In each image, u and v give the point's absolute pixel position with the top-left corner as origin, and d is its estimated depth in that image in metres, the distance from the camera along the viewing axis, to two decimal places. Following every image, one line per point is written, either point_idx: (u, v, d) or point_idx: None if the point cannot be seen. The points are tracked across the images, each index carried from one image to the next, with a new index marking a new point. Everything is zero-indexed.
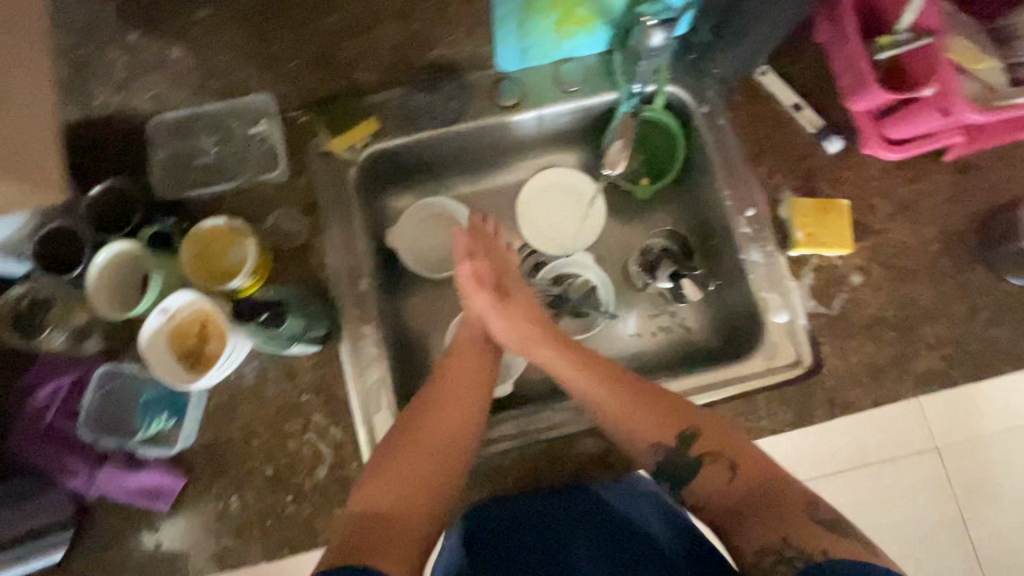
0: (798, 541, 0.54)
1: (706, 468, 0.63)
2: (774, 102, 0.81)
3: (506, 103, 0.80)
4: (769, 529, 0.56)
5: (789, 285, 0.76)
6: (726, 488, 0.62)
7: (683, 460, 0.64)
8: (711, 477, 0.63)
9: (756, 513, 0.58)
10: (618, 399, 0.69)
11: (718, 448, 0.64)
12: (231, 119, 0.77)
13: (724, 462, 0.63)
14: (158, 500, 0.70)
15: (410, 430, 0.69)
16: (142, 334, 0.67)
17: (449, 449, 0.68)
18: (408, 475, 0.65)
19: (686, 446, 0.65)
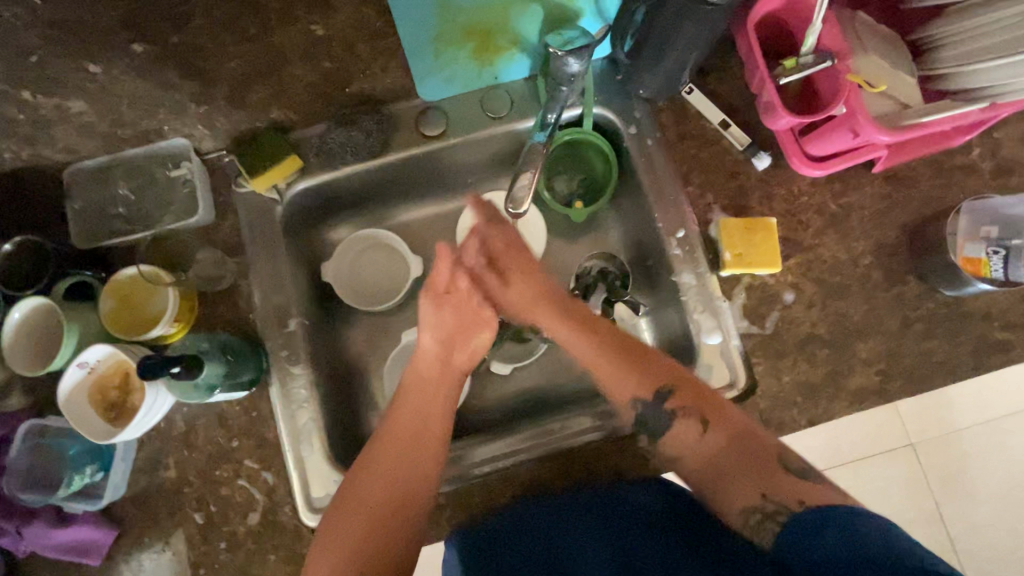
0: (779, 495, 0.56)
1: (681, 425, 0.66)
2: (701, 120, 0.80)
3: (432, 132, 0.80)
4: (747, 482, 0.58)
5: (721, 305, 0.76)
6: (701, 441, 0.64)
7: (662, 408, 0.67)
8: (681, 442, 0.66)
9: (736, 471, 0.60)
10: (615, 372, 0.69)
11: (689, 404, 0.66)
12: (151, 164, 0.76)
13: (695, 423, 0.65)
14: (88, 554, 0.70)
15: (369, 448, 0.66)
16: (61, 390, 0.66)
17: (412, 453, 0.66)
18: (360, 515, 0.62)
19: (664, 400, 0.67)
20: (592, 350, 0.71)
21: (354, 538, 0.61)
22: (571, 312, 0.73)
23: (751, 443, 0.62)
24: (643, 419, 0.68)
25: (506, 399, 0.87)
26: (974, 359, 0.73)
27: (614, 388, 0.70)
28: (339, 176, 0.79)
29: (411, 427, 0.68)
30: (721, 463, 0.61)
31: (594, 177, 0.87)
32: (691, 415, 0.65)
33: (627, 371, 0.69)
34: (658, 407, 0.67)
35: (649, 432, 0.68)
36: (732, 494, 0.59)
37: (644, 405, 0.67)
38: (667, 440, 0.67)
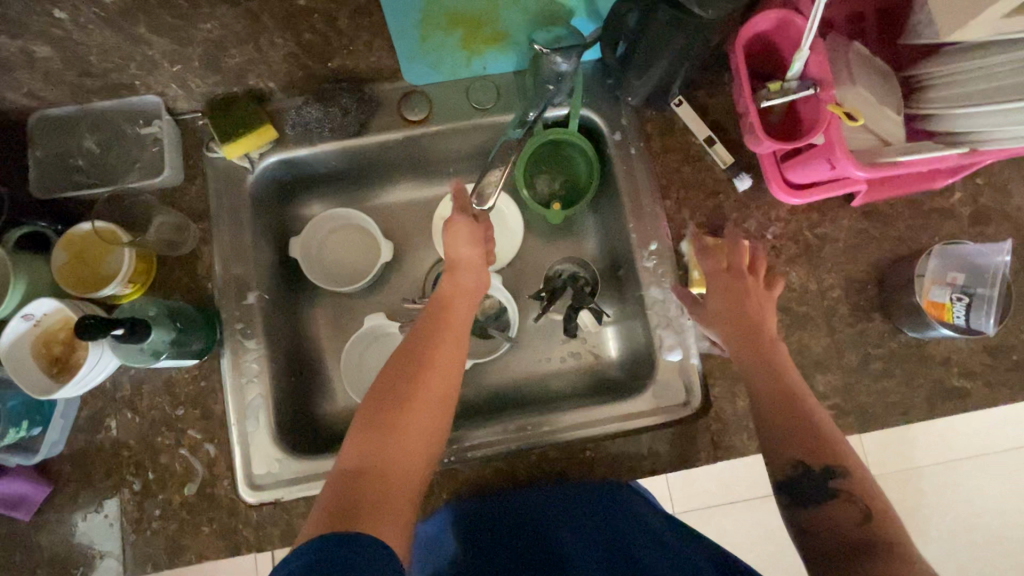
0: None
1: (839, 506, 0.55)
2: (686, 135, 0.79)
3: (414, 117, 0.79)
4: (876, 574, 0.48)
5: (685, 322, 0.75)
6: (859, 528, 0.53)
7: (824, 483, 0.56)
8: (826, 517, 0.55)
9: (871, 555, 0.50)
10: (784, 429, 0.59)
11: (858, 491, 0.55)
12: (120, 119, 0.74)
13: (856, 506, 0.55)
14: (19, 508, 0.69)
15: (391, 398, 0.59)
16: (2, 340, 0.64)
17: (439, 410, 0.60)
18: (388, 424, 0.57)
19: (829, 480, 0.56)
20: (779, 381, 0.62)
21: (382, 454, 0.55)
22: (740, 336, 0.67)
23: (890, 544, 0.51)
24: (793, 485, 0.57)
25: (464, 393, 0.86)
26: (929, 403, 0.73)
27: (771, 447, 0.59)
28: (315, 153, 0.79)
29: (437, 344, 0.64)
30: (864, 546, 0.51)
31: (576, 178, 0.86)
32: (850, 496, 0.55)
33: (799, 436, 0.58)
34: (823, 483, 0.56)
35: (791, 496, 0.57)
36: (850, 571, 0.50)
37: (806, 470, 0.57)
38: (805, 509, 0.56)
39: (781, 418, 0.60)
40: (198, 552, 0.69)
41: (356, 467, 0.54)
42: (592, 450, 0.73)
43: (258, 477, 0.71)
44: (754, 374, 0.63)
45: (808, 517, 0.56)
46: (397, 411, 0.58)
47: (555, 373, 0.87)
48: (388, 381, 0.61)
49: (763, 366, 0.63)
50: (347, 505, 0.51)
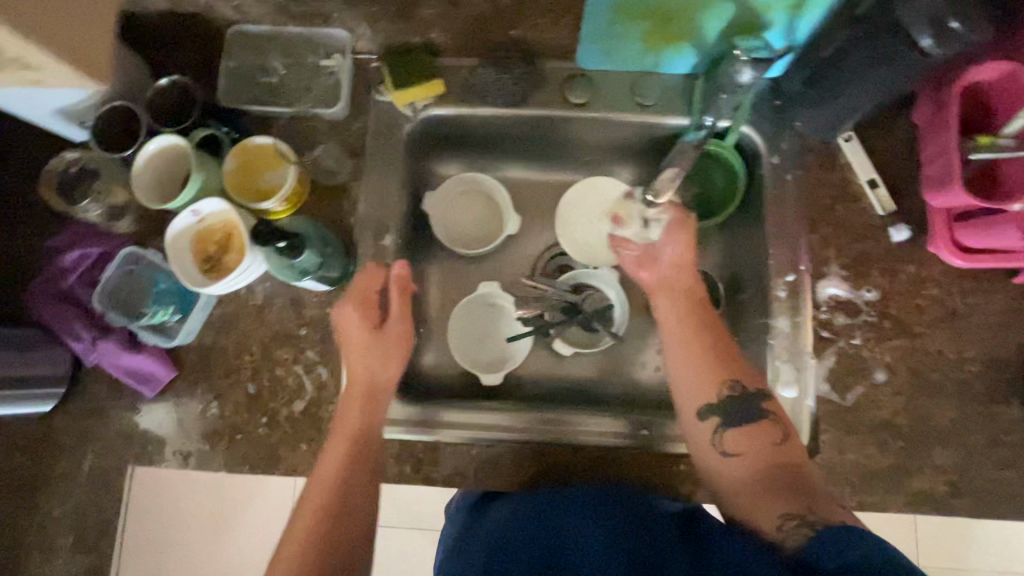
0: (822, 513, 0.56)
1: (766, 423, 0.65)
2: (848, 172, 0.76)
3: (575, 100, 0.79)
4: (785, 501, 0.58)
5: (807, 361, 0.73)
6: (773, 449, 0.63)
7: (754, 401, 0.67)
8: (748, 438, 0.65)
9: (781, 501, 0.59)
10: (751, 445, 0.64)
11: (779, 412, 0.66)
12: (305, 47, 0.78)
13: (778, 428, 0.65)
14: (144, 385, 0.73)
15: (323, 474, 0.65)
16: (171, 229, 0.69)
17: (350, 482, 0.65)
18: (327, 519, 0.63)
19: (758, 401, 0.67)
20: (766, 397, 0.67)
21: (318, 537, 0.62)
22: (720, 355, 0.69)
23: (801, 471, 0.61)
24: (724, 408, 0.67)
25: (555, 378, 0.87)
26: None
27: (699, 385, 0.69)
28: (471, 114, 0.80)
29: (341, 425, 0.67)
30: (773, 474, 0.61)
31: (709, 192, 0.83)
32: (778, 421, 0.65)
33: (756, 444, 0.64)
34: (749, 403, 0.67)
35: (721, 419, 0.66)
36: (771, 508, 0.58)
37: (738, 390, 0.67)
38: (727, 434, 0.66)
39: (684, 361, 0.71)
40: (292, 464, 0.72)
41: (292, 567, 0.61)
42: (573, 455, 0.74)
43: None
44: (682, 327, 0.73)
45: (724, 443, 0.65)
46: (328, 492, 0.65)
47: (647, 380, 0.86)
48: (335, 466, 0.65)
49: (696, 341, 0.71)
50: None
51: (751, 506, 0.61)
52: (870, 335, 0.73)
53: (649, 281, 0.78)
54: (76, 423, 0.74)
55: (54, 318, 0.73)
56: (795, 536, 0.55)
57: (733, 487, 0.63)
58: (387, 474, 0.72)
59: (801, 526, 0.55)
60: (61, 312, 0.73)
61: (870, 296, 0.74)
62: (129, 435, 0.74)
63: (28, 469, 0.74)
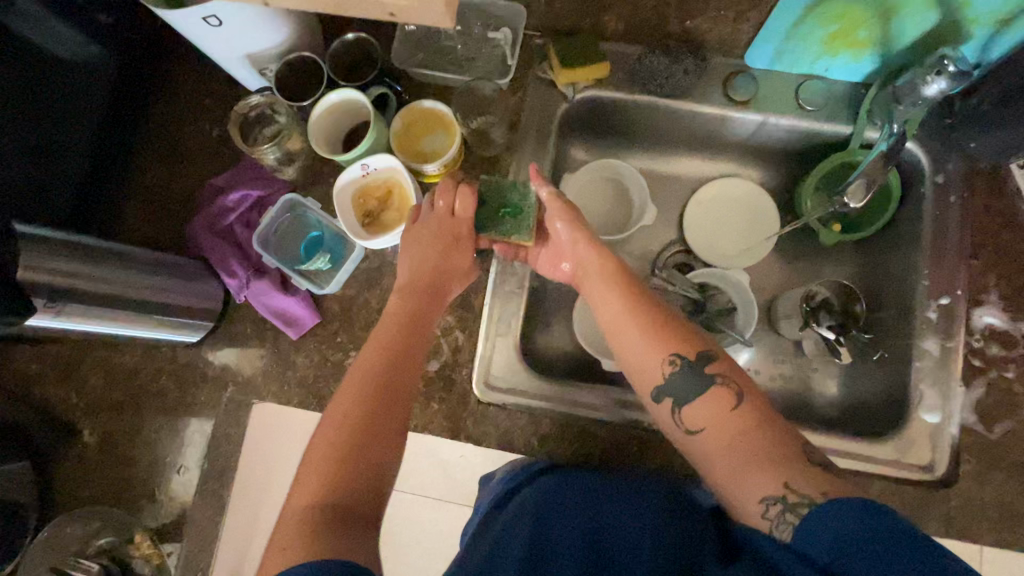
0: (801, 486, 0.48)
1: (712, 392, 0.57)
2: (1017, 201, 0.74)
3: (737, 97, 0.78)
4: (766, 474, 0.50)
5: (954, 388, 0.71)
6: (730, 416, 0.55)
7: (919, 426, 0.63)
8: (700, 412, 0.57)
9: (757, 466, 0.51)
10: (713, 429, 0.56)
11: (730, 374, 0.58)
12: (476, 19, 0.80)
13: (731, 393, 0.56)
14: (289, 327, 0.76)
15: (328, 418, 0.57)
16: (340, 180, 0.72)
17: (366, 430, 0.56)
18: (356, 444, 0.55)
19: (702, 366, 0.58)
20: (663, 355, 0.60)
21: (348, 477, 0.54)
22: (652, 326, 0.62)
23: (775, 433, 0.53)
24: (669, 383, 0.59)
25: None
26: None
27: (641, 363, 0.61)
28: (627, 99, 0.80)
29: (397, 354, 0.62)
30: (745, 441, 0.53)
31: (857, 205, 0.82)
32: (727, 384, 0.57)
33: (725, 437, 0.55)
34: (694, 374, 0.58)
35: (673, 398, 0.59)
36: (749, 486, 0.51)
37: (682, 365, 0.59)
38: (683, 412, 0.58)
39: (626, 343, 0.62)
40: (422, 422, 0.74)
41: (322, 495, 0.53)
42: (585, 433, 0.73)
43: (494, 382, 0.74)
44: (629, 315, 0.62)
45: (685, 421, 0.58)
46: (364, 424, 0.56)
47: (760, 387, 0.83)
48: (355, 397, 0.58)
49: (625, 325, 0.62)
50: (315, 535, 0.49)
51: (731, 481, 0.52)
52: None
53: (574, 275, 0.71)
54: (222, 355, 0.77)
55: (215, 253, 0.77)
56: (782, 525, 0.47)
57: (710, 466, 0.55)
58: (513, 444, 0.73)
59: (786, 507, 0.48)
60: (220, 248, 0.77)
61: None
62: (269, 372, 0.77)
63: (173, 393, 0.78)
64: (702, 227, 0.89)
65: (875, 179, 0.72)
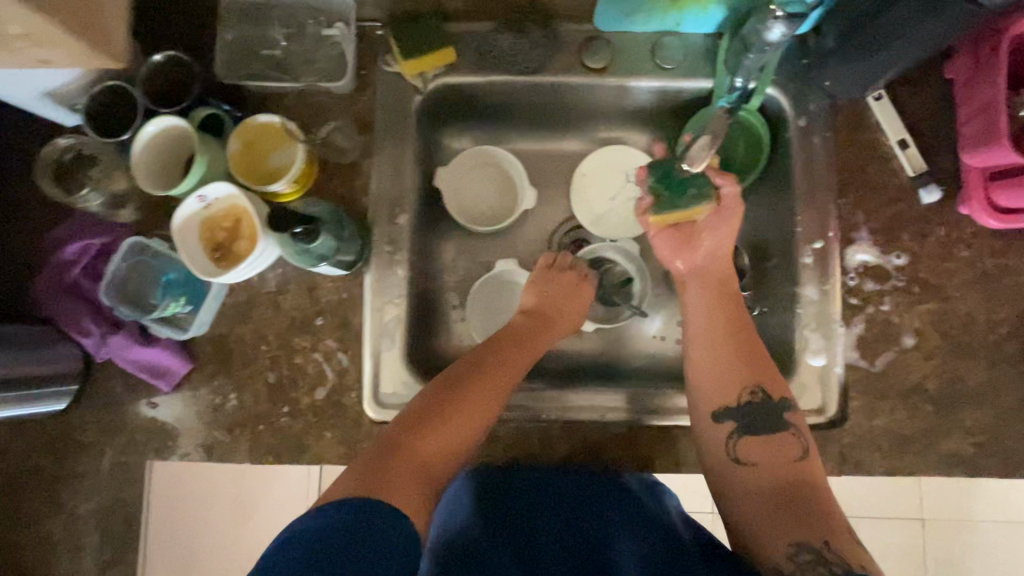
0: (842, 551, 0.51)
1: (778, 437, 0.62)
2: (878, 133, 0.73)
3: (594, 65, 0.75)
4: (807, 526, 0.54)
5: (835, 328, 0.72)
6: (788, 463, 0.60)
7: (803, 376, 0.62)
8: (761, 447, 0.62)
9: (793, 510, 0.56)
10: (764, 475, 0.60)
11: (797, 421, 0.62)
12: (307, 17, 0.72)
13: (799, 442, 0.61)
14: (160, 379, 0.71)
15: (426, 401, 0.63)
16: (177, 216, 0.66)
17: (452, 403, 0.63)
18: (434, 413, 0.61)
19: (779, 409, 0.63)
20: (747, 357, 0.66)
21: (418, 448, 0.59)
22: (744, 328, 0.67)
23: (812, 493, 0.58)
24: (748, 410, 0.63)
25: (574, 356, 0.84)
26: None
27: (718, 380, 0.65)
28: (484, 83, 0.76)
29: (493, 369, 0.67)
30: (794, 491, 0.57)
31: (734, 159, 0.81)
32: (797, 433, 0.62)
33: (778, 485, 0.59)
34: (769, 410, 0.63)
35: (738, 425, 0.63)
36: (777, 532, 0.55)
37: (761, 398, 0.63)
38: (740, 441, 0.63)
39: (704, 364, 0.66)
40: (318, 454, 0.71)
41: (393, 442, 0.59)
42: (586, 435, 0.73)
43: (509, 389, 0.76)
44: (713, 318, 0.67)
45: (738, 449, 0.62)
46: (449, 402, 0.62)
47: (670, 353, 0.84)
48: (440, 388, 0.64)
49: (716, 325, 0.67)
50: (368, 475, 0.55)
51: (758, 528, 0.56)
52: (900, 300, 0.72)
53: (680, 274, 0.72)
54: (93, 420, 0.72)
55: (62, 313, 0.70)
56: (810, 572, 0.51)
57: (750, 501, 0.59)
58: None
59: (819, 560, 0.51)
60: (68, 306, 0.70)
61: (899, 261, 0.72)
62: (147, 430, 0.72)
63: (50, 468, 0.72)
64: (592, 200, 0.87)
65: (717, 133, 0.69)
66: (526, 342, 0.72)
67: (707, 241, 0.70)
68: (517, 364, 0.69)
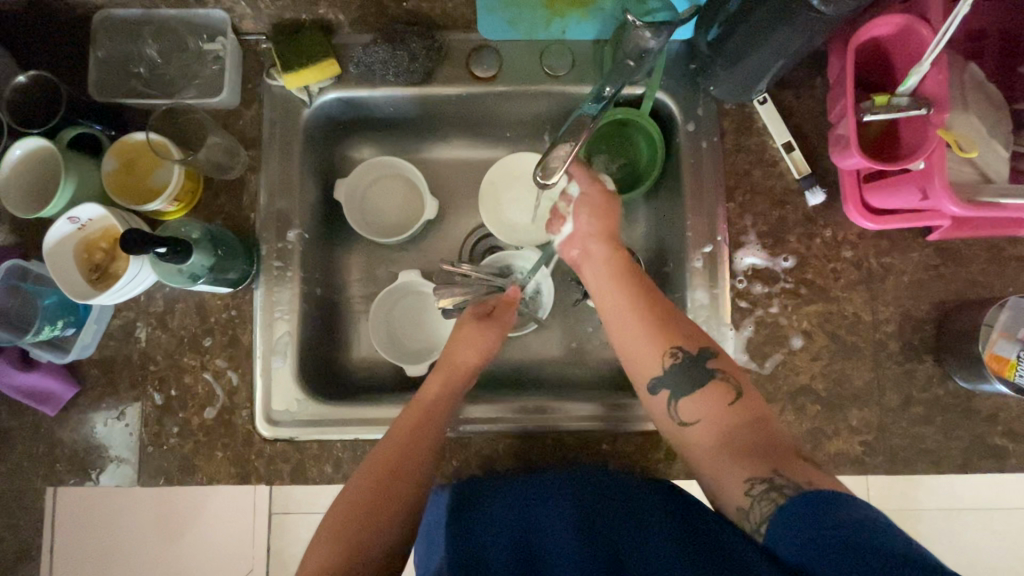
0: (789, 474, 0.53)
1: (712, 386, 0.61)
2: (764, 137, 0.74)
3: (482, 73, 0.75)
4: (757, 460, 0.55)
5: (725, 332, 0.72)
6: (725, 412, 0.59)
7: (697, 367, 0.62)
8: (698, 404, 0.60)
9: (756, 453, 0.55)
10: (722, 425, 0.59)
11: (728, 369, 0.62)
12: (183, 30, 0.71)
13: (728, 386, 0.61)
14: (44, 403, 0.70)
15: (366, 479, 0.60)
16: (49, 238, 0.65)
17: (394, 478, 0.60)
18: (379, 505, 0.58)
19: (703, 361, 0.62)
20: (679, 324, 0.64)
21: (364, 535, 0.56)
22: (652, 316, 0.65)
23: (775, 439, 0.57)
24: (667, 377, 0.62)
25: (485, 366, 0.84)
26: (964, 457, 0.70)
27: (641, 352, 0.64)
28: (374, 96, 0.75)
29: (416, 440, 0.64)
30: (740, 434, 0.57)
31: (634, 165, 0.82)
32: (728, 380, 0.61)
33: (744, 431, 0.58)
34: (694, 366, 0.62)
35: (668, 391, 0.62)
36: (733, 472, 0.55)
37: (683, 358, 0.62)
38: (680, 403, 0.61)
39: (627, 334, 0.66)
40: (211, 473, 0.70)
41: (351, 529, 0.57)
42: (563, 442, 0.73)
43: (465, 417, 0.75)
44: (624, 291, 0.68)
45: (680, 412, 0.61)
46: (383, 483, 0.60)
47: (577, 359, 0.84)
48: (375, 465, 0.61)
49: (624, 315, 0.66)
50: None
51: (718, 471, 0.57)
52: (788, 302, 0.72)
53: (576, 257, 0.74)
54: None
55: None
56: (765, 501, 0.52)
57: (701, 452, 0.59)
58: (308, 475, 0.70)
59: (771, 489, 0.52)
60: None
61: (787, 263, 0.73)
62: (34, 454, 0.70)
63: None
64: (500, 207, 0.85)
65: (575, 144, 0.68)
66: (427, 393, 0.68)
67: (587, 220, 0.72)
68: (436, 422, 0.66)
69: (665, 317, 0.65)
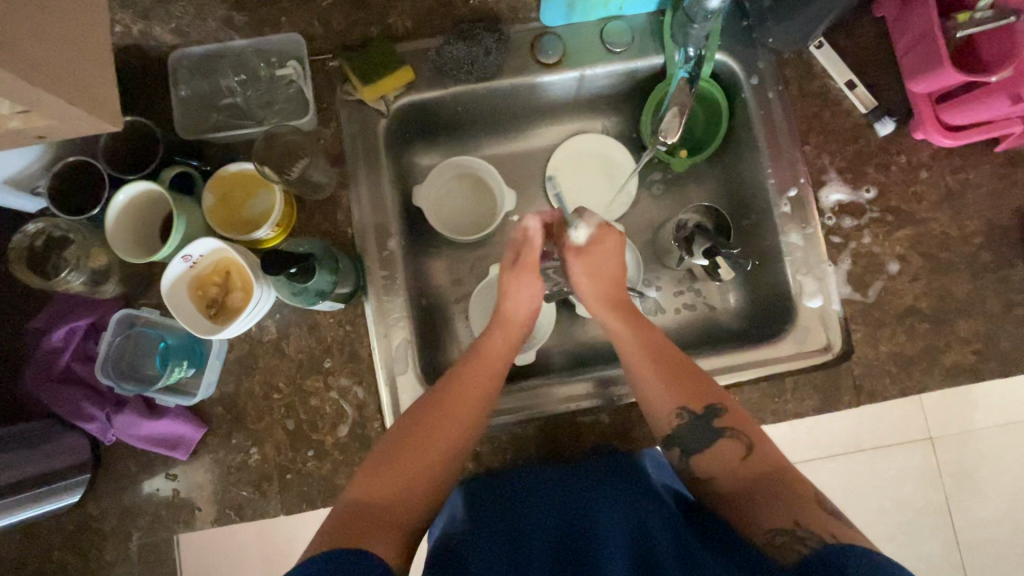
0: (813, 526, 0.53)
1: (725, 445, 0.63)
2: (828, 79, 0.77)
3: (547, 60, 0.77)
4: (781, 511, 0.55)
5: (825, 269, 0.75)
6: (739, 466, 0.61)
7: (708, 423, 0.64)
8: (709, 460, 0.63)
9: (767, 497, 0.58)
10: (727, 475, 0.62)
11: (738, 425, 0.64)
12: (257, 60, 0.72)
13: (739, 443, 0.63)
14: (175, 449, 0.69)
15: (407, 423, 0.64)
16: (164, 280, 0.65)
17: (431, 416, 0.64)
18: (411, 443, 0.62)
19: (710, 419, 0.64)
20: (690, 375, 0.67)
21: (391, 475, 0.60)
22: (663, 363, 0.67)
23: (781, 481, 0.59)
24: (678, 435, 0.65)
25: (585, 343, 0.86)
26: None
27: (652, 405, 0.66)
28: (445, 96, 0.76)
29: (463, 384, 0.66)
30: (754, 487, 0.59)
31: (696, 128, 0.85)
32: (738, 436, 0.63)
33: (761, 478, 0.60)
34: (701, 425, 0.64)
35: (682, 446, 0.65)
36: (761, 523, 0.56)
37: (688, 419, 0.64)
38: (694, 460, 0.64)
39: (642, 384, 0.67)
40: None
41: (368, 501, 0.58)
42: (576, 423, 0.74)
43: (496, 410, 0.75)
44: (638, 363, 0.68)
45: (694, 468, 0.64)
46: (391, 457, 0.61)
47: (671, 324, 0.86)
48: (413, 413, 0.64)
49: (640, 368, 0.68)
50: (345, 527, 0.55)
51: (749, 513, 0.58)
52: (879, 230, 0.75)
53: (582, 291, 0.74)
54: (113, 505, 0.69)
55: (63, 404, 0.68)
56: (788, 550, 0.52)
57: (729, 490, 0.61)
58: None
59: (793, 538, 0.52)
60: (69, 397, 0.68)
61: (870, 194, 0.75)
62: (172, 503, 0.69)
63: (71, 567, 0.68)
64: (572, 191, 0.88)
65: (685, 105, 0.74)
66: (489, 353, 0.70)
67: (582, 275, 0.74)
68: (460, 418, 0.64)
69: (679, 369, 0.67)
